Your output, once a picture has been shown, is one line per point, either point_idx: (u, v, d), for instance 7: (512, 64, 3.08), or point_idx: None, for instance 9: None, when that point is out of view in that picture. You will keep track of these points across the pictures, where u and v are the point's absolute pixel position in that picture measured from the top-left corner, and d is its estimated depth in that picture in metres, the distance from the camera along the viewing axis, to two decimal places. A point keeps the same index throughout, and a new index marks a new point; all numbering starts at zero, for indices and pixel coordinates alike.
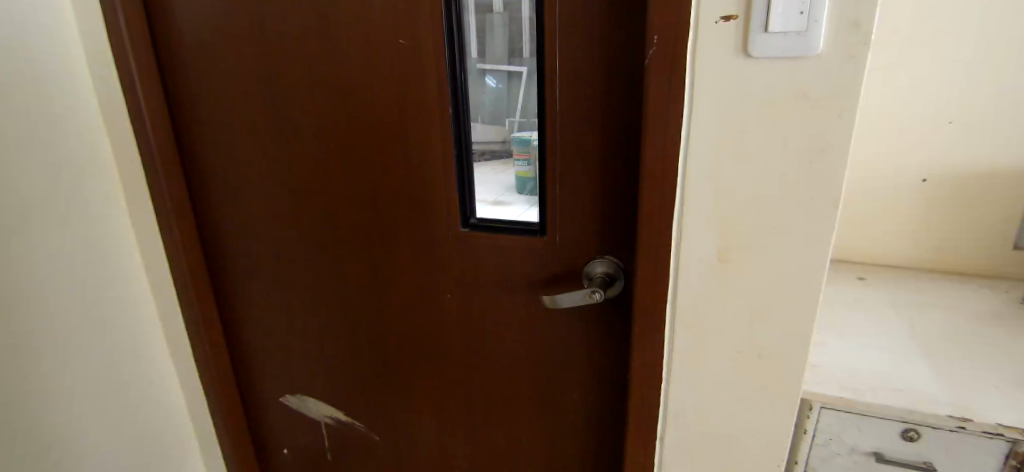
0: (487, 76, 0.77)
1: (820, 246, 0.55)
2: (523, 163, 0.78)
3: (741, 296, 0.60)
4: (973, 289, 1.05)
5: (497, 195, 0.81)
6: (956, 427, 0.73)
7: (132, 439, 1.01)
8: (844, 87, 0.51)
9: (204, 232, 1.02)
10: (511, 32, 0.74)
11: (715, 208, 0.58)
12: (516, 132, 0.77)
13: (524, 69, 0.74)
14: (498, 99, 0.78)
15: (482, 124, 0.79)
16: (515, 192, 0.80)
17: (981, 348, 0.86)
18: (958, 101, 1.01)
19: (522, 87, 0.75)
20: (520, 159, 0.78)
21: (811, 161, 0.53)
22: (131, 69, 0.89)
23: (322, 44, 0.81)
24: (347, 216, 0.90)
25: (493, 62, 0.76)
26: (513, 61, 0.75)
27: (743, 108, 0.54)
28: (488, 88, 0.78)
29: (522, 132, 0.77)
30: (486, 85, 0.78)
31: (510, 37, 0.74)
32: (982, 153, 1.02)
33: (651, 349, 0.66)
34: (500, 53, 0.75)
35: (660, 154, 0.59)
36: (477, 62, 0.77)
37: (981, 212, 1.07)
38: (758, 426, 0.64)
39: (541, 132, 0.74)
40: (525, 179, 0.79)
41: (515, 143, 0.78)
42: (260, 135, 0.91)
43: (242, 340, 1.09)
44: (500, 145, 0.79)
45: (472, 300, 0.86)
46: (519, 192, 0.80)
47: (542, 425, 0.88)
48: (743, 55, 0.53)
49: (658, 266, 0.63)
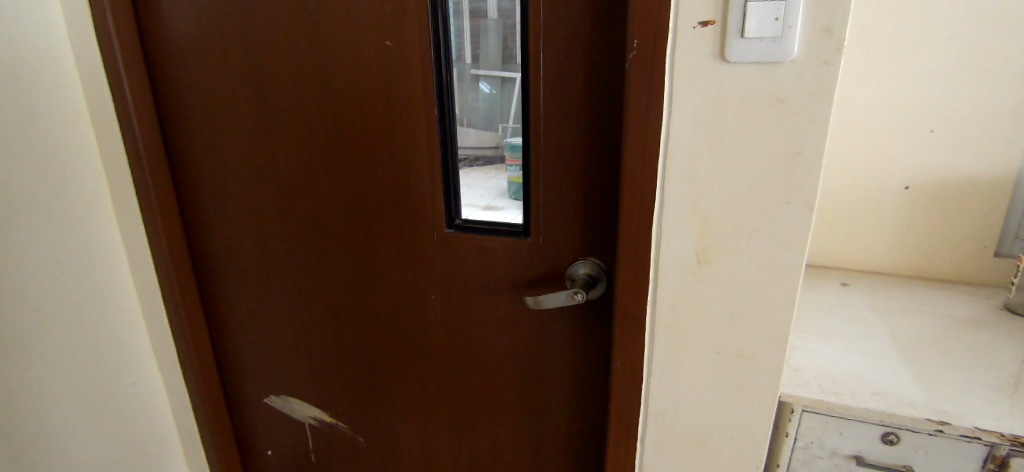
0: (481, 82, 0.78)
1: (797, 249, 0.56)
2: (516, 169, 0.78)
3: (719, 299, 0.60)
4: (956, 296, 1.06)
5: (488, 200, 0.81)
6: (935, 431, 0.74)
7: (115, 439, 0.99)
8: (817, 93, 0.52)
9: (190, 232, 1.02)
10: (503, 37, 0.74)
11: (695, 210, 0.58)
12: (510, 138, 0.78)
13: (518, 76, 0.74)
14: (490, 104, 0.78)
15: (471, 128, 0.80)
16: (507, 197, 0.80)
17: (959, 353, 0.87)
18: (936, 110, 1.03)
19: (514, 93, 0.75)
20: (512, 166, 0.78)
21: (787, 165, 0.54)
22: (119, 66, 0.89)
23: (311, 44, 0.81)
24: (333, 218, 0.90)
25: (487, 68, 0.77)
26: (506, 67, 0.75)
27: (722, 113, 0.55)
28: (482, 94, 0.78)
29: (515, 138, 0.77)
30: (480, 91, 0.78)
31: (503, 43, 0.74)
32: (961, 161, 1.04)
33: (632, 349, 0.67)
34: (495, 58, 0.76)
35: (642, 157, 0.59)
36: (471, 67, 0.77)
37: (962, 221, 1.08)
38: (736, 426, 0.65)
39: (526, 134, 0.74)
40: (515, 184, 0.79)
41: (508, 149, 0.78)
42: (248, 134, 0.91)
43: (227, 340, 1.08)
44: (492, 150, 0.80)
45: (458, 300, 0.86)
46: (509, 196, 0.80)
47: (526, 427, 0.89)
48: (720, 60, 0.54)
49: (638, 268, 0.63)
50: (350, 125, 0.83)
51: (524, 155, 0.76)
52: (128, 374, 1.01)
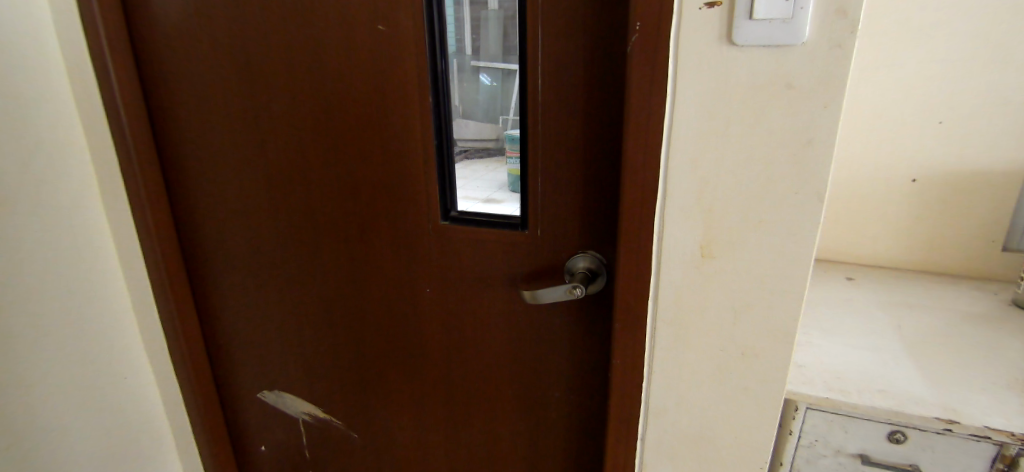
0: (482, 74, 0.75)
1: (806, 242, 0.54)
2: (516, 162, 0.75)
3: (724, 294, 0.58)
4: (964, 291, 1.03)
5: (489, 193, 0.78)
6: (944, 430, 0.71)
7: (104, 437, 0.97)
8: (828, 79, 0.49)
9: (181, 223, 0.99)
10: (504, 27, 0.71)
11: (699, 201, 0.56)
12: (510, 129, 0.75)
13: (515, 64, 0.71)
14: (491, 96, 0.75)
15: (473, 120, 0.77)
16: (507, 190, 0.77)
17: (968, 349, 0.85)
18: (947, 102, 1.00)
19: (515, 85, 0.72)
20: (513, 158, 0.76)
21: (796, 153, 0.52)
22: (105, 52, 0.86)
23: (301, 30, 0.79)
24: (326, 210, 0.87)
25: (487, 59, 0.74)
26: (507, 58, 0.72)
27: (728, 99, 0.52)
28: (483, 86, 0.75)
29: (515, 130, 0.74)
30: (481, 83, 0.75)
31: (504, 32, 0.71)
32: (971, 153, 1.01)
33: (632, 345, 0.65)
34: (495, 50, 0.72)
35: (643, 146, 0.57)
36: (471, 59, 0.75)
37: (971, 214, 1.06)
38: (738, 425, 0.63)
39: (524, 123, 0.72)
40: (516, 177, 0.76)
41: (508, 141, 0.75)
42: (237, 123, 0.88)
43: (219, 334, 1.06)
44: (493, 143, 0.77)
45: (453, 294, 0.84)
46: (510, 189, 0.77)
47: (523, 424, 0.87)
48: (727, 43, 0.51)
49: (639, 262, 0.61)
50: (342, 114, 0.80)
51: (521, 145, 0.73)
52: (119, 370, 0.98)
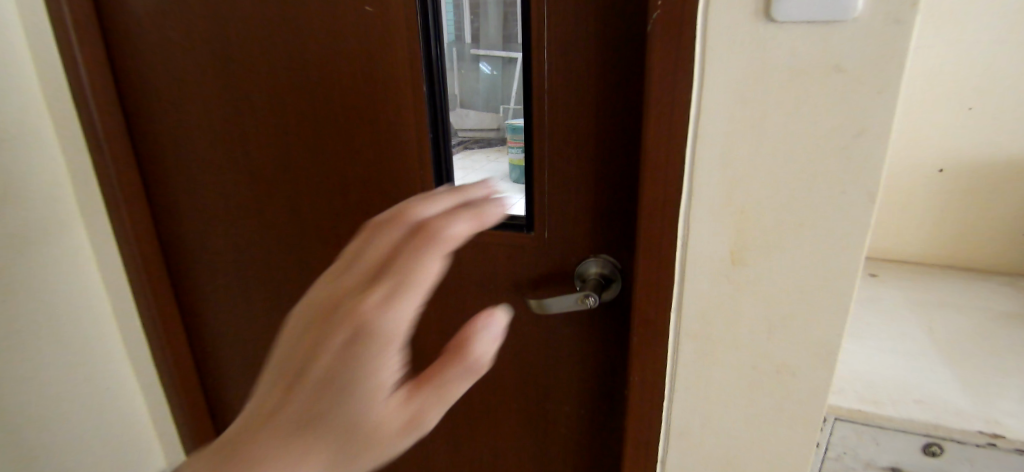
0: (481, 62, 0.67)
1: (853, 247, 0.47)
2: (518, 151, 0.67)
3: (757, 305, 0.51)
4: (994, 288, 0.97)
5: None
6: (987, 444, 0.65)
7: (87, 451, 0.93)
8: (884, 60, 0.42)
9: (160, 223, 0.93)
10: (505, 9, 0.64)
11: (730, 202, 0.49)
12: (511, 119, 0.67)
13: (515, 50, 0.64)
14: (491, 87, 0.67)
15: (476, 109, 0.70)
16: (509, 182, 0.70)
17: (1006, 353, 0.79)
18: (978, 87, 0.92)
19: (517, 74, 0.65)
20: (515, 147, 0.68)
21: (844, 146, 0.45)
22: (73, 39, 0.79)
23: (283, 14, 0.72)
24: (313, 210, 0.81)
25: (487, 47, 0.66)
26: (508, 46, 0.65)
27: (767, 85, 0.45)
28: (482, 76, 0.68)
29: (516, 120, 0.67)
30: (480, 72, 0.68)
31: (505, 16, 0.64)
32: (1002, 142, 0.94)
33: (652, 363, 0.58)
34: (495, 35, 0.65)
35: (665, 140, 0.50)
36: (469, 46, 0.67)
37: (997, 207, 0.99)
38: (770, 448, 0.57)
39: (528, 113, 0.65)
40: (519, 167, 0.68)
41: (509, 131, 0.68)
42: (217, 116, 0.82)
43: (205, 339, 1.01)
44: (493, 133, 0.70)
45: (453, 301, 0.77)
46: (513, 181, 0.69)
47: (529, 438, 0.81)
48: (765, 18, 0.43)
49: (662, 272, 0.53)
50: (329, 106, 0.74)
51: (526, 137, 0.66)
52: (98, 380, 0.94)
